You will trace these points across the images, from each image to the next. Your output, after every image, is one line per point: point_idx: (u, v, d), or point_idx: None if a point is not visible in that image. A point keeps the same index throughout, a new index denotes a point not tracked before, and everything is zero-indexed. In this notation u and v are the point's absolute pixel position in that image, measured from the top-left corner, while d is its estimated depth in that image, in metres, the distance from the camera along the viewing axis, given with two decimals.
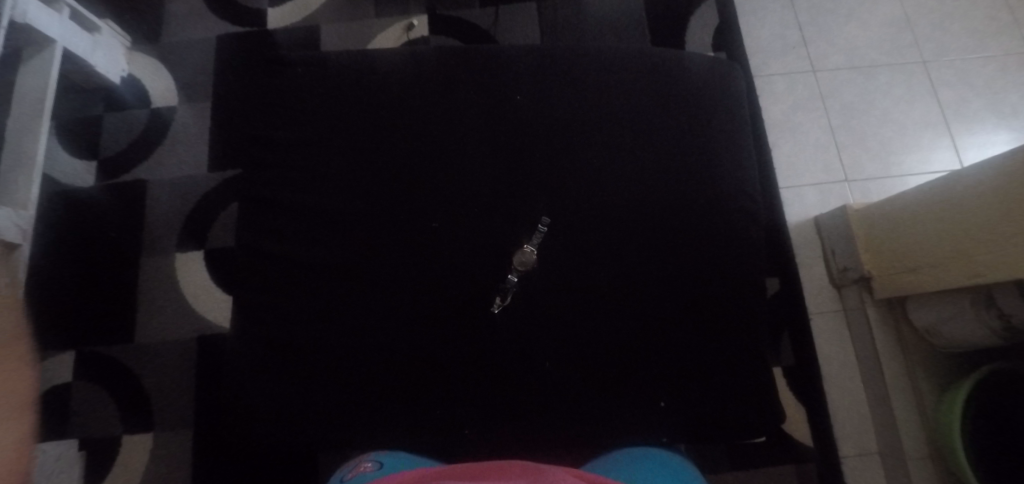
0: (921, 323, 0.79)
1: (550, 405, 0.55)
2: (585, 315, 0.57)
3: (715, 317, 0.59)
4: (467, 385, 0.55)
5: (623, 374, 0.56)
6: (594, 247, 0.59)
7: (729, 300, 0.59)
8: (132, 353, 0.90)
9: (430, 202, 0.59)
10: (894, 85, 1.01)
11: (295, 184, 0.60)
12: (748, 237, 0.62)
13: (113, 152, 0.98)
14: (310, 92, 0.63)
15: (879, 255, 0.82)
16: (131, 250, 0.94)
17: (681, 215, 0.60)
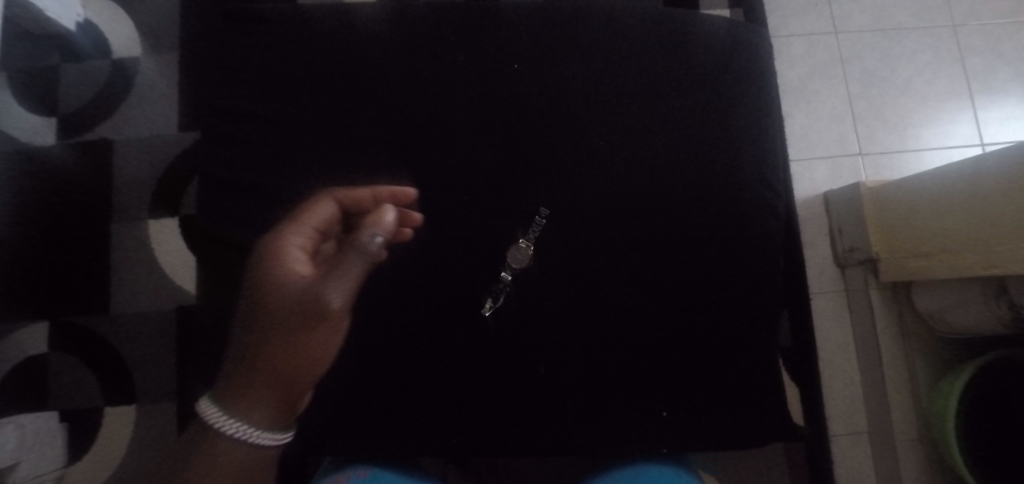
0: (925, 308, 0.77)
1: (535, 411, 0.53)
2: (581, 316, 0.54)
3: (714, 323, 0.55)
4: (458, 394, 0.52)
5: (613, 383, 0.53)
6: (589, 242, 0.55)
7: (733, 303, 0.55)
8: (109, 323, 0.87)
9: (416, 186, 0.54)
10: (919, 50, 0.94)
11: (262, 164, 0.54)
12: (762, 228, 0.57)
13: (74, 107, 0.91)
14: (280, 56, 0.56)
15: (889, 237, 0.78)
16: (100, 215, 0.89)
17: (690, 209, 0.56)
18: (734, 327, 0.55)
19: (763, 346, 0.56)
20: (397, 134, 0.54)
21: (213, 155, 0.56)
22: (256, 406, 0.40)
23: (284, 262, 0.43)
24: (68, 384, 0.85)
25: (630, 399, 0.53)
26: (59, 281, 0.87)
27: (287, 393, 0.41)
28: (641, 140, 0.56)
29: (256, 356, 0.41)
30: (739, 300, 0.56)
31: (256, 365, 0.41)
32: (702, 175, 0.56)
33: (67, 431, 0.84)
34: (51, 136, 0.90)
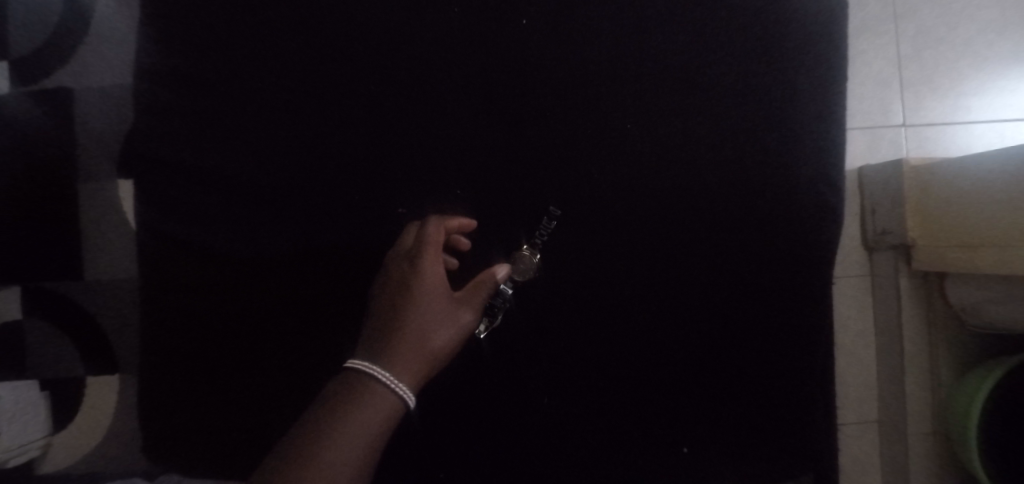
0: (958, 300, 0.71)
1: (569, 365, 0.71)
2: (592, 332, 0.71)
3: (721, 309, 0.71)
4: (514, 411, 0.70)
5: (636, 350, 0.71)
6: (615, 233, 0.71)
7: (740, 298, 0.71)
8: (84, 290, 0.81)
9: (468, 171, 0.73)
10: (984, 5, 0.82)
11: (327, 187, 0.74)
12: (742, 258, 0.71)
13: (26, 50, 0.81)
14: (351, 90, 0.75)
15: (930, 223, 0.72)
16: (62, 172, 0.80)
17: (684, 252, 0.71)
18: (736, 313, 0.71)
19: (763, 335, 0.71)
20: (450, 123, 0.73)
21: (281, 173, 0.74)
22: (405, 372, 0.53)
23: (432, 275, 0.58)
24: (46, 351, 0.81)
25: (647, 361, 0.71)
26: (26, 244, 0.81)
27: (420, 369, 0.54)
28: (649, 144, 0.72)
29: (399, 335, 0.55)
30: (741, 286, 0.71)
31: (402, 338, 0.55)
32: (699, 166, 0.72)
33: (50, 401, 0.81)
34: (4, 83, 0.81)
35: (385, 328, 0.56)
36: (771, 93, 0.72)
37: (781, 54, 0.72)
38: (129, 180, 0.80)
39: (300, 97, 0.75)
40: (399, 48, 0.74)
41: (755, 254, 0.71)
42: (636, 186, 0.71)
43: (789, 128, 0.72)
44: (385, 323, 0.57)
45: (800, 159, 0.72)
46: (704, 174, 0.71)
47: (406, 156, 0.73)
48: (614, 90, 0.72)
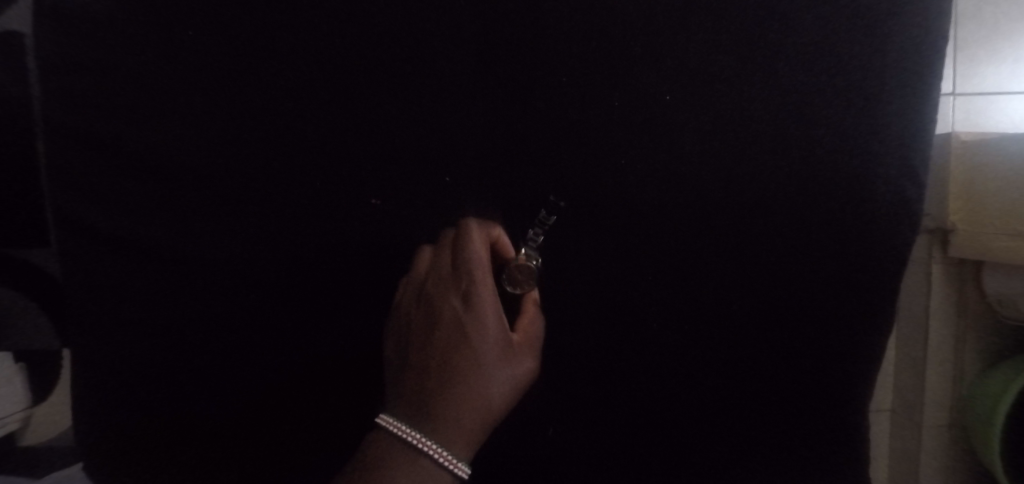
0: (995, 292, 0.66)
1: (570, 365, 0.59)
2: (610, 342, 0.59)
3: (757, 303, 0.59)
4: (515, 437, 0.59)
5: (657, 350, 0.59)
6: (633, 209, 0.58)
7: (784, 290, 0.59)
8: (52, 258, 0.76)
9: (451, 128, 0.59)
10: None
11: (288, 158, 0.59)
12: (799, 249, 0.58)
13: None
14: (311, 32, 0.59)
15: (973, 207, 0.65)
16: None
17: (730, 247, 0.58)
18: (777, 308, 0.59)
19: (814, 332, 0.59)
20: (433, 66, 0.59)
21: (239, 138, 0.59)
22: (462, 448, 0.49)
23: (494, 322, 0.51)
24: (19, 324, 0.76)
25: (666, 365, 0.59)
26: None
27: (476, 433, 0.50)
28: (679, 96, 0.58)
29: (456, 400, 0.49)
30: (789, 276, 0.58)
31: (462, 403, 0.49)
32: (740, 123, 0.58)
33: (23, 374, 0.77)
34: None
35: (438, 387, 0.50)
36: (831, 33, 0.58)
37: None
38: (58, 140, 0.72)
39: (244, 31, 0.59)
40: None
41: (803, 231, 0.58)
42: (659, 147, 0.58)
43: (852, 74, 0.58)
44: (438, 381, 0.50)
45: (868, 136, 0.58)
46: (744, 135, 0.58)
47: (374, 106, 0.59)
48: (641, 35, 0.58)
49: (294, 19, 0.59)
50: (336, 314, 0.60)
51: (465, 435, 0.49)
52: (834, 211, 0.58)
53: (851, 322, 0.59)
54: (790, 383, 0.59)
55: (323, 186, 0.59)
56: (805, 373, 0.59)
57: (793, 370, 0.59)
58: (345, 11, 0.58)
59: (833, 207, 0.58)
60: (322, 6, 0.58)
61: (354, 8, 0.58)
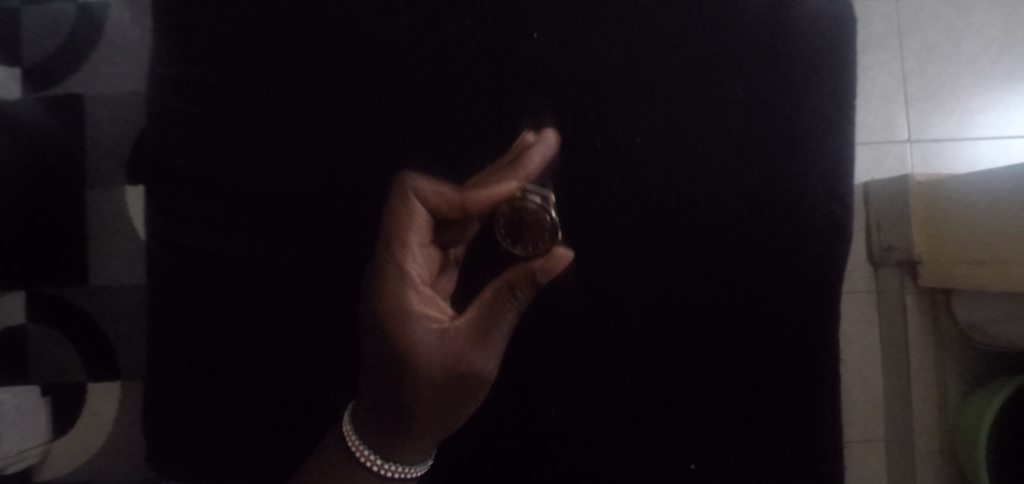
0: (965, 319, 0.71)
1: (570, 385, 0.64)
2: (606, 367, 0.63)
3: (734, 327, 0.64)
4: (521, 452, 0.64)
5: (643, 372, 0.63)
6: (621, 245, 0.64)
7: (760, 317, 0.64)
8: (87, 295, 0.81)
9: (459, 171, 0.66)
10: (988, 24, 0.82)
11: (316, 199, 0.67)
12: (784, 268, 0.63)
13: (39, 57, 0.82)
14: (337, 90, 0.67)
15: (937, 240, 0.71)
16: (71, 176, 0.81)
17: (725, 265, 0.64)
18: (754, 335, 0.64)
19: (790, 357, 0.64)
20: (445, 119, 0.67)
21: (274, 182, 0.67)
22: (381, 431, 0.50)
23: (427, 342, 0.49)
24: (51, 356, 0.81)
25: (659, 385, 0.63)
26: (30, 248, 0.81)
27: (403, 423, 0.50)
28: (662, 141, 0.64)
29: (400, 421, 0.50)
30: (762, 305, 0.64)
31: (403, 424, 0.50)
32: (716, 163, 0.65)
33: (51, 406, 0.81)
34: (16, 88, 0.81)
35: (381, 405, 0.51)
36: (801, 86, 0.64)
37: (811, 51, 0.65)
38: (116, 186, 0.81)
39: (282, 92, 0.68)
40: (394, 38, 0.67)
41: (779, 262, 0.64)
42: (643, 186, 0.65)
43: (817, 117, 0.64)
44: (379, 399, 0.51)
45: (835, 177, 0.64)
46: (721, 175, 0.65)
47: (391, 155, 0.66)
48: (623, 88, 0.65)
49: (325, 80, 0.68)
50: (353, 334, 0.66)
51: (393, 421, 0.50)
52: (805, 242, 0.64)
53: (815, 353, 0.64)
54: (774, 402, 0.64)
55: (348, 223, 0.66)
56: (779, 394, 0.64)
57: (766, 393, 0.64)
58: (368, 72, 0.67)
59: (804, 242, 0.63)
60: (348, 69, 0.67)
61: (375, 69, 0.67)
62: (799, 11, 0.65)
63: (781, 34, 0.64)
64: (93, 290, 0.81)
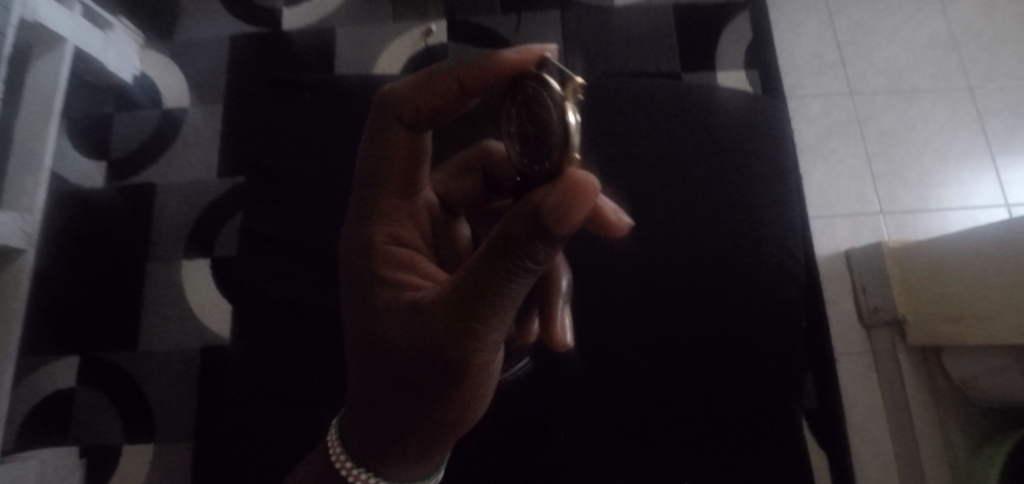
0: (956, 375, 0.74)
1: None
2: None
3: (739, 385, 0.51)
4: None
5: (633, 446, 0.50)
6: (607, 302, 0.53)
7: (764, 370, 0.52)
8: (135, 359, 0.89)
9: None
10: (936, 111, 0.96)
11: None
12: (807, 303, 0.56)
13: (124, 152, 0.97)
14: None
15: (914, 299, 0.77)
16: (138, 252, 0.93)
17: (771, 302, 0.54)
18: (763, 393, 0.52)
19: None
20: None
21: None
22: (359, 444, 0.35)
23: (394, 319, 0.32)
24: (93, 420, 0.86)
25: None
26: (92, 316, 0.90)
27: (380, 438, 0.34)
28: (656, 217, 0.56)
29: (375, 429, 0.34)
30: (766, 357, 0.53)
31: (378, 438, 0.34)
32: None
33: (84, 469, 0.85)
34: (100, 178, 0.95)
35: (354, 413, 0.36)
36: None
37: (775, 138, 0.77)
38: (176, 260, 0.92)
39: None
40: None
41: None
42: None
43: (802, 231, 0.60)
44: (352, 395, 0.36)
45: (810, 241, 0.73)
46: None
47: None
48: None
49: None
50: None
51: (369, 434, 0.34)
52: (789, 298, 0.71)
53: None
54: None
55: None
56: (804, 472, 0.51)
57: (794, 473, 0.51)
58: None
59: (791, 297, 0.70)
60: None
61: None
62: (773, 124, 0.63)
63: (758, 137, 0.61)
64: (141, 354, 0.89)
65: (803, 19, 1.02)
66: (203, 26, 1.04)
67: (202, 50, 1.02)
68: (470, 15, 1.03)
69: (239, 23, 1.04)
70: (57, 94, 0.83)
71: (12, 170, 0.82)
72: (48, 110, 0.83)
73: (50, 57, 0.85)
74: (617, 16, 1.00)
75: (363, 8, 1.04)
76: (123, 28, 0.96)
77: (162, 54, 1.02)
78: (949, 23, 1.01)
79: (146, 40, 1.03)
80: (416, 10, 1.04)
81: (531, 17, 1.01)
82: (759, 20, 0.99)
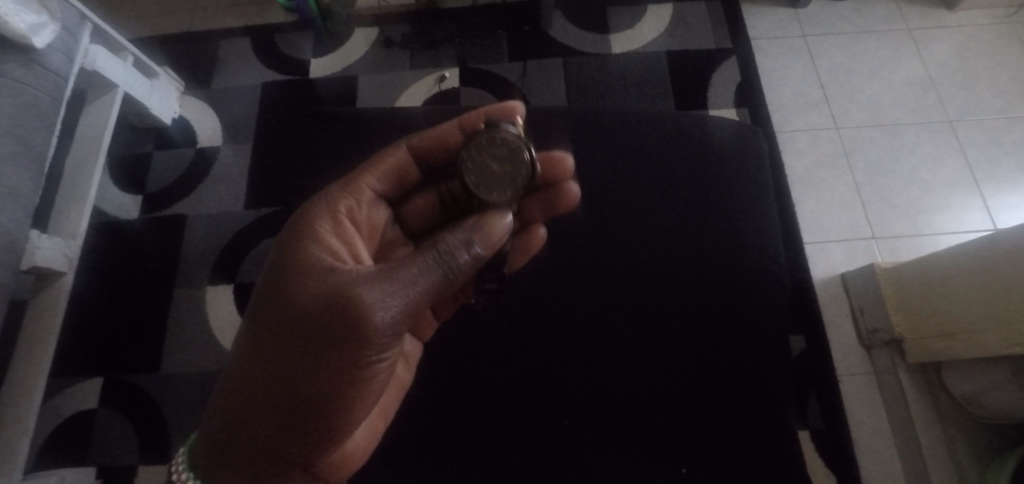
0: (956, 391, 0.75)
1: None
2: None
3: (683, 393, 0.54)
4: None
5: (626, 437, 0.52)
6: (603, 304, 0.57)
7: (729, 379, 0.54)
8: (156, 381, 0.92)
9: None
10: (920, 143, 1.02)
11: None
12: (782, 308, 0.59)
13: (159, 187, 1.05)
14: None
15: (910, 318, 0.79)
16: (166, 278, 0.98)
17: (755, 308, 0.57)
18: (750, 391, 0.54)
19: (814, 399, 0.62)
20: None
21: None
22: (247, 373, 0.43)
23: (314, 276, 0.43)
24: (110, 441, 0.88)
25: None
26: (119, 339, 0.94)
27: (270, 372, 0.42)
28: (648, 228, 0.60)
29: (263, 378, 0.42)
30: (738, 364, 0.55)
31: (255, 400, 0.42)
32: None
33: None
34: (136, 210, 1.03)
35: (247, 350, 0.44)
36: None
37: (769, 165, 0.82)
38: (202, 285, 0.98)
39: None
40: None
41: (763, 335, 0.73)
42: None
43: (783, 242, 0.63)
44: (252, 338, 0.44)
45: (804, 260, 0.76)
46: None
47: None
48: None
49: None
50: None
51: (262, 372, 0.43)
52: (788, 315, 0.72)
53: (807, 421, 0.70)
54: None
55: None
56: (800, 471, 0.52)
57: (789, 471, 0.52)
58: None
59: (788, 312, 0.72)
60: None
61: None
62: (760, 149, 0.67)
63: (745, 158, 0.65)
64: (162, 376, 0.92)
65: (788, 62, 1.10)
66: (238, 74, 1.14)
67: (235, 95, 1.12)
68: (481, 62, 1.13)
69: (271, 72, 1.14)
70: (105, 132, 0.92)
71: (60, 201, 0.89)
72: (97, 148, 0.91)
73: (101, 101, 0.94)
74: (614, 62, 1.09)
75: (383, 56, 1.15)
76: (166, 76, 1.07)
77: (200, 99, 1.12)
78: (924, 65, 1.08)
79: (186, 87, 1.13)
80: (432, 58, 1.14)
81: (535, 63, 1.11)
82: (746, 63, 1.07)
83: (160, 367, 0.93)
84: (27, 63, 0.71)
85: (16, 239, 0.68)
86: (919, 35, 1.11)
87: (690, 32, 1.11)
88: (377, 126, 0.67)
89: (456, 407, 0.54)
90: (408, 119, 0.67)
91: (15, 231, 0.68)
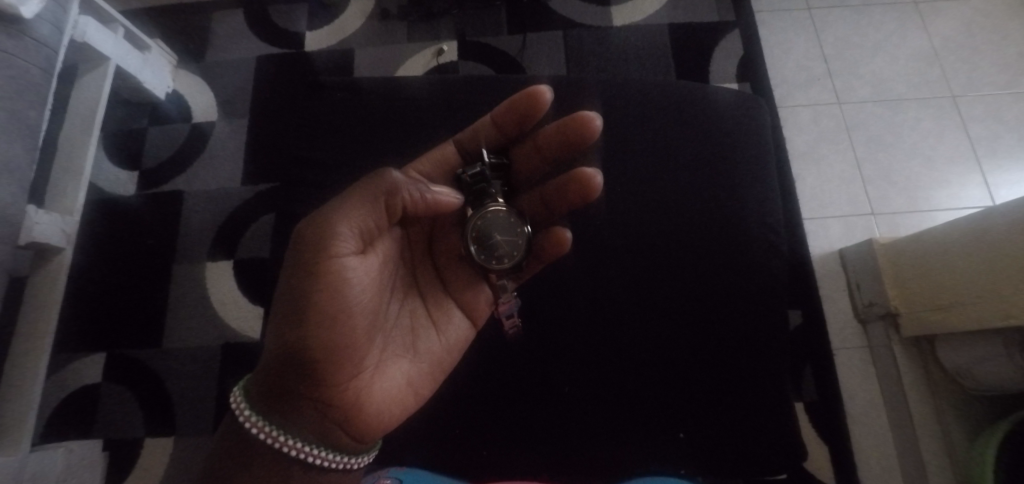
0: (949, 364, 0.76)
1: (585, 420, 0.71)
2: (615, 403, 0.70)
3: (688, 369, 0.54)
4: None
5: (632, 428, 0.53)
6: (601, 276, 0.57)
7: (729, 351, 0.55)
8: (158, 356, 0.92)
9: None
10: (921, 119, 1.01)
11: None
12: (775, 273, 0.59)
13: (155, 162, 1.04)
14: None
15: (906, 291, 0.80)
16: (165, 254, 0.98)
17: (751, 279, 0.58)
18: (752, 360, 0.55)
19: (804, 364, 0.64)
20: None
21: None
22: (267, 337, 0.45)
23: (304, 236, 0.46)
24: (114, 415, 0.89)
25: None
26: (120, 315, 0.95)
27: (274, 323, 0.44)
28: (647, 199, 0.60)
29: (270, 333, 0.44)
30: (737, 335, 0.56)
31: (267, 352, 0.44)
32: None
33: (108, 462, 0.87)
34: (132, 187, 1.02)
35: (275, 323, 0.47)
36: None
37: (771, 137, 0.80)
38: (203, 262, 0.98)
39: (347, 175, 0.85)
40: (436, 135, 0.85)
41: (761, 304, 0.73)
42: None
43: (781, 212, 0.63)
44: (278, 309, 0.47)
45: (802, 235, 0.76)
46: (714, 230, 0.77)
47: None
48: None
49: None
50: None
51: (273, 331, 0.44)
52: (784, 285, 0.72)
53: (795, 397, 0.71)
54: None
55: None
56: (794, 441, 0.55)
57: (782, 435, 0.54)
58: None
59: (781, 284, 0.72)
60: None
61: None
62: (759, 121, 0.66)
63: (746, 131, 0.65)
64: (165, 352, 0.93)
65: (792, 35, 1.08)
66: (232, 48, 1.12)
67: (230, 68, 1.10)
68: (479, 35, 1.10)
69: (266, 45, 1.12)
70: (98, 106, 0.90)
71: (55, 177, 0.88)
72: (90, 122, 0.90)
73: (93, 75, 0.92)
74: (615, 34, 1.07)
75: (379, 29, 1.12)
76: (159, 50, 1.05)
77: (193, 73, 1.10)
78: (929, 38, 1.07)
79: (179, 61, 1.11)
80: (429, 30, 1.12)
81: (535, 37, 1.09)
82: (750, 37, 1.05)
83: (162, 342, 0.93)
84: (16, 35, 0.69)
85: (12, 214, 0.67)
86: (925, 8, 1.09)
87: (692, 4, 1.09)
88: (377, 94, 0.65)
89: (460, 384, 0.54)
90: (406, 89, 0.66)
91: (11, 206, 0.67)
